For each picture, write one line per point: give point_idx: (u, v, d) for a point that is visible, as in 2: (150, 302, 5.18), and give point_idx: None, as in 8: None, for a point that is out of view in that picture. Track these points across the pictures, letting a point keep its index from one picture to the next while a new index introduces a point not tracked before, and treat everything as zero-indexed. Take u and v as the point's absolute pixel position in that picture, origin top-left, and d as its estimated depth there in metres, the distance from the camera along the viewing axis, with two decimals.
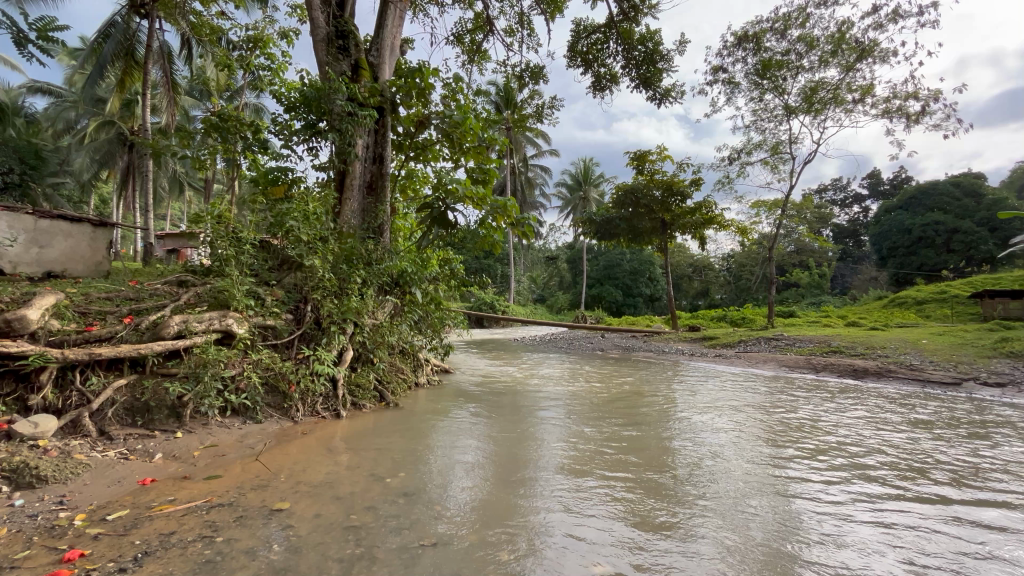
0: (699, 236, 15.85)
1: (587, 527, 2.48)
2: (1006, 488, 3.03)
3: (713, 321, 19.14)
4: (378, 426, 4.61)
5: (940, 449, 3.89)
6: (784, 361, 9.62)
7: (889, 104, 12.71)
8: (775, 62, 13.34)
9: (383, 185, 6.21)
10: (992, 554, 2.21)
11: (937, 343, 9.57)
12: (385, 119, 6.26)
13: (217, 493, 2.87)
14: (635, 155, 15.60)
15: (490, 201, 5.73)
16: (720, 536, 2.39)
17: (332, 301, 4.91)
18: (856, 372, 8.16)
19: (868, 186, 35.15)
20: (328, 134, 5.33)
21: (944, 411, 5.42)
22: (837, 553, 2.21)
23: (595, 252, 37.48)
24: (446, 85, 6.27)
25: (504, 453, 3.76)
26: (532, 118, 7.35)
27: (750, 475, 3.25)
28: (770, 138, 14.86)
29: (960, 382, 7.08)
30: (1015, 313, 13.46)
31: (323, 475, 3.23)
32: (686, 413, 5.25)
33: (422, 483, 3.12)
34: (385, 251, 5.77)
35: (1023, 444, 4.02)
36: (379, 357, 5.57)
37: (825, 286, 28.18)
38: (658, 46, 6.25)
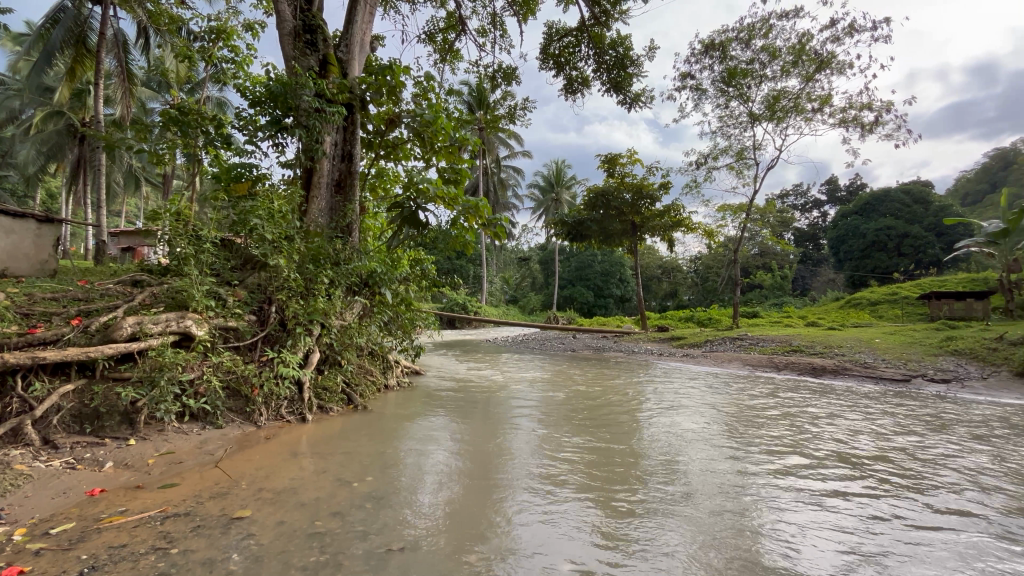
0: (668, 238, 16.22)
1: (555, 527, 2.51)
2: (951, 481, 3.20)
3: (681, 321, 19.62)
4: (345, 429, 4.51)
5: (890, 445, 4.08)
6: (748, 360, 9.94)
7: (846, 114, 13.32)
8: (740, 70, 13.79)
9: (353, 184, 6.09)
10: (940, 546, 2.33)
11: (888, 342, 10.07)
12: (354, 116, 6.13)
13: (172, 502, 2.75)
14: (606, 158, 15.83)
15: (462, 201, 5.69)
16: (684, 534, 2.44)
17: (297, 302, 4.77)
18: (815, 370, 8.50)
19: (827, 192, 36.70)
20: (295, 131, 5.17)
21: (895, 407, 5.69)
22: (798, 549, 2.29)
23: (567, 253, 37.87)
24: (418, 83, 6.21)
25: (475, 455, 3.75)
26: (504, 119, 7.34)
27: (714, 475, 3.32)
28: (735, 144, 15.34)
29: (909, 378, 7.48)
30: (959, 313, 14.30)
31: (287, 481, 3.14)
32: (654, 414, 5.34)
33: (390, 487, 3.07)
34: (354, 251, 5.66)
35: (962, 438, 4.29)
36: (347, 359, 5.46)
37: (786, 288, 29.30)
38: (628, 51, 6.35)
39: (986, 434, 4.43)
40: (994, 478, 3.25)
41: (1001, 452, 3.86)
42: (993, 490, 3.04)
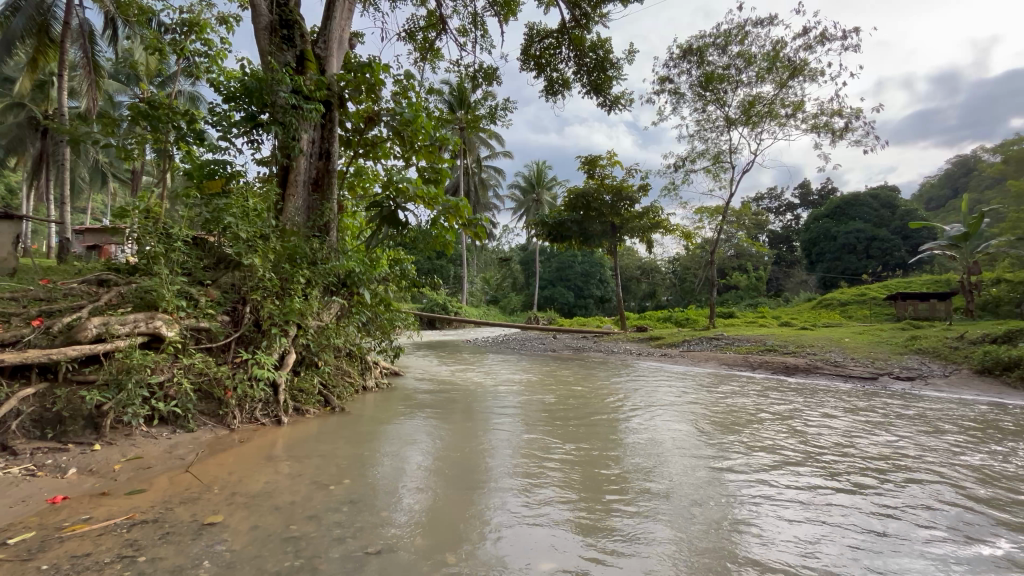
0: (646, 240, 16.44)
1: (534, 527, 2.53)
2: (914, 476, 3.33)
3: (659, 321, 19.91)
4: (321, 432, 4.44)
5: (858, 441, 4.22)
6: (723, 359, 10.15)
7: (817, 120, 13.72)
8: (717, 75, 14.06)
9: (330, 182, 5.99)
10: (906, 540, 2.41)
11: (857, 341, 10.42)
12: (332, 114, 6.03)
13: (140, 508, 2.66)
14: (586, 160, 15.96)
15: (442, 201, 5.65)
16: (660, 533, 2.48)
17: (273, 302, 4.68)
18: (788, 369, 8.73)
19: (799, 196, 37.72)
20: (271, 128, 5.06)
21: (862, 404, 5.88)
22: (772, 545, 2.34)
23: (547, 253, 38.04)
24: (398, 82, 6.16)
25: (454, 457, 3.73)
26: (485, 119, 7.33)
27: (691, 474, 3.37)
28: (712, 148, 15.64)
29: (876, 376, 7.74)
30: (923, 313, 14.88)
31: (261, 485, 3.07)
32: (631, 413, 5.42)
33: (368, 490, 3.03)
34: (333, 250, 5.58)
35: (925, 434, 4.46)
36: (324, 360, 5.37)
37: (761, 288, 30.01)
38: (608, 54, 6.43)
39: (947, 431, 4.62)
40: (954, 473, 3.40)
41: (961, 447, 4.03)
42: (952, 484, 3.17)
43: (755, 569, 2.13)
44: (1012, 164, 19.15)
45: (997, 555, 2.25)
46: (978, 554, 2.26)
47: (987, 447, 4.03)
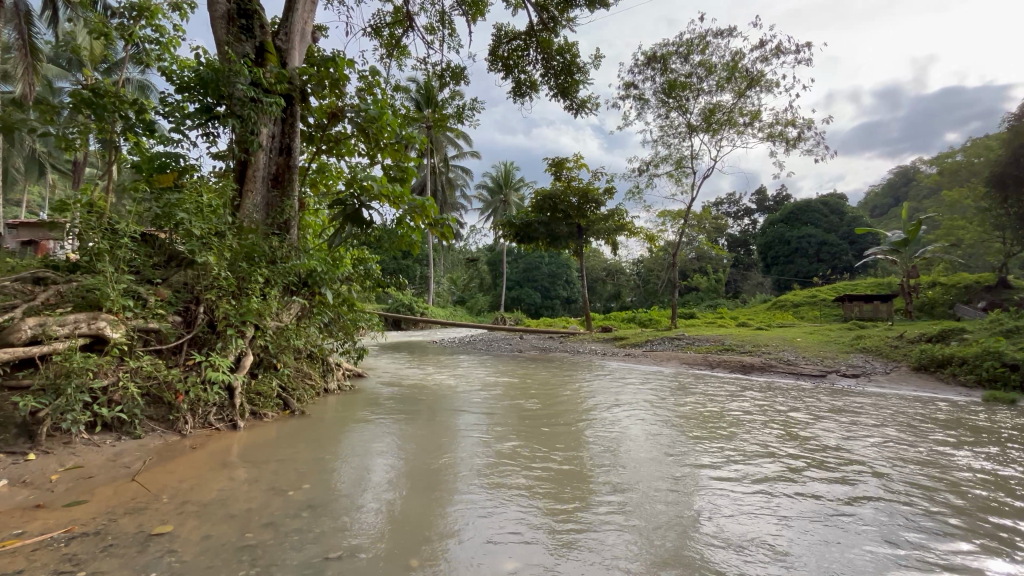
0: (612, 242, 16.74)
1: (498, 526, 2.54)
2: (860, 469, 3.51)
3: (623, 321, 20.33)
4: (280, 436, 4.31)
5: (807, 436, 4.43)
6: (684, 359, 10.46)
7: (773, 129, 14.35)
8: (679, 83, 14.48)
9: (291, 179, 5.81)
10: (852, 530, 2.54)
11: (808, 341, 10.95)
12: (294, 108, 5.86)
13: (80, 520, 2.50)
14: (553, 162, 16.13)
15: (408, 200, 5.57)
16: (623, 530, 2.51)
17: (229, 302, 4.48)
18: (745, 368, 9.08)
19: (756, 201, 39.30)
20: (227, 121, 4.84)
21: (812, 401, 6.18)
22: (730, 539, 2.43)
23: (514, 254, 38.16)
24: (363, 77, 6.04)
25: (418, 459, 3.69)
26: (452, 119, 7.29)
27: (652, 471, 3.45)
28: (674, 153, 16.09)
29: (825, 374, 8.14)
30: (867, 313, 15.80)
31: (215, 493, 2.95)
32: (595, 412, 5.51)
33: (328, 494, 2.96)
34: (293, 249, 5.41)
35: (866, 429, 4.74)
36: (283, 362, 5.21)
37: (720, 290, 31.08)
38: (575, 58, 6.52)
39: (887, 426, 4.91)
40: (896, 465, 3.60)
41: (900, 441, 4.30)
42: (891, 475, 3.38)
43: (715, 563, 2.19)
44: (946, 176, 20.58)
45: (934, 544, 2.39)
46: (918, 543, 2.40)
47: (923, 441, 4.31)
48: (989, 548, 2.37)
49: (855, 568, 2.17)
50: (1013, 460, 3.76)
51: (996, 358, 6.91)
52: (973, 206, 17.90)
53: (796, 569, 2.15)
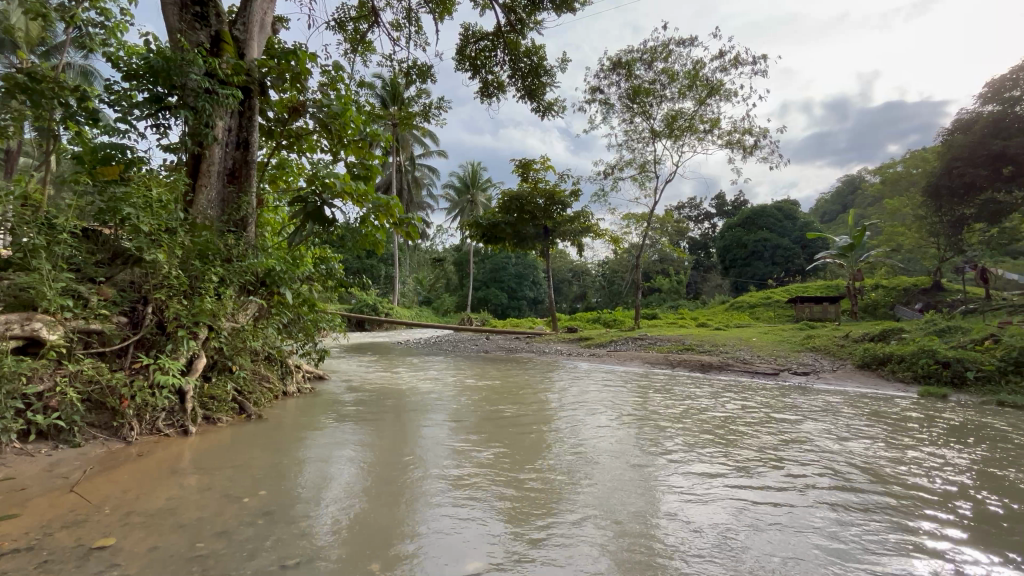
0: (578, 243, 16.94)
1: (462, 528, 2.54)
2: (810, 464, 3.67)
3: (589, 322, 20.64)
4: (235, 441, 4.15)
5: (759, 432, 4.64)
6: (646, 358, 10.73)
7: (731, 137, 14.91)
8: (644, 89, 14.83)
9: (249, 174, 5.61)
10: (804, 523, 2.65)
11: (763, 340, 11.43)
12: (252, 101, 5.66)
13: (11, 536, 2.34)
14: (520, 163, 16.21)
15: (372, 198, 5.45)
16: (586, 529, 2.56)
17: (179, 302, 4.27)
18: (703, 367, 9.40)
19: (715, 206, 40.71)
20: (180, 112, 4.60)
21: (765, 398, 6.45)
22: (687, 534, 2.50)
23: (481, 254, 38.06)
24: (326, 72, 5.89)
25: (381, 462, 3.63)
26: (418, 117, 7.21)
27: (613, 470, 3.52)
28: (638, 157, 16.48)
29: (778, 372, 8.53)
30: (817, 314, 16.64)
31: (163, 501, 2.81)
32: (557, 412, 5.59)
33: (286, 500, 2.87)
34: (250, 248, 5.20)
35: (814, 424, 5.00)
36: (239, 364, 5.03)
37: (681, 292, 32.01)
38: (542, 60, 6.57)
39: (833, 422, 5.18)
40: (842, 459, 3.79)
41: (843, 435, 4.56)
42: (834, 467, 3.59)
43: (675, 559, 2.24)
44: (888, 185, 21.94)
45: (878, 533, 2.52)
46: (864, 533, 2.52)
47: (867, 435, 4.56)
48: (927, 533, 2.52)
49: (808, 559, 2.26)
50: (947, 452, 4.02)
51: (932, 356, 7.41)
52: (911, 214, 19.16)
53: (752, 563, 2.22)
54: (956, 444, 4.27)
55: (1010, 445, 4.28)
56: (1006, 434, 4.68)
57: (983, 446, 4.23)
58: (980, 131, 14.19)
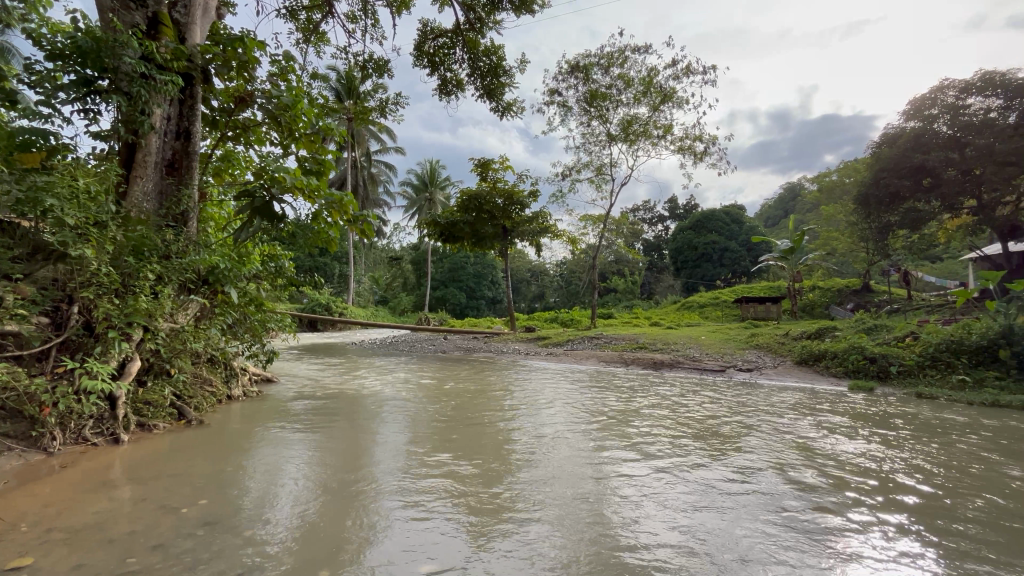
0: (536, 244, 17.05)
1: (416, 530, 2.52)
2: (750, 456, 3.88)
3: (547, 322, 20.86)
4: (172, 448, 3.92)
5: (704, 428, 4.85)
6: (602, 357, 10.97)
7: (683, 143, 15.49)
8: (600, 94, 15.16)
9: (191, 166, 5.31)
10: (749, 514, 2.77)
11: (711, 339, 11.94)
12: (194, 89, 5.37)
13: None
14: (479, 163, 16.15)
15: (325, 194, 5.26)
16: (539, 526, 2.59)
17: (110, 301, 3.97)
18: (655, 364, 9.72)
19: (668, 209, 42.15)
20: (111, 97, 4.28)
21: (713, 394, 6.76)
22: (636, 528, 2.59)
23: (440, 254, 37.69)
24: (275, 62, 5.64)
25: (333, 467, 3.54)
26: (374, 112, 7.05)
27: (566, 468, 3.57)
28: (595, 160, 16.81)
29: (724, 369, 8.93)
30: (760, 314, 17.53)
31: (91, 515, 2.62)
32: (514, 412, 5.64)
33: (229, 508, 2.74)
34: (191, 244, 4.90)
35: (756, 418, 5.28)
36: (179, 367, 4.76)
37: (636, 292, 32.93)
38: (501, 60, 6.58)
39: (773, 415, 5.49)
40: (781, 451, 4.02)
41: (781, 429, 4.84)
42: (772, 459, 3.81)
43: (628, 556, 2.28)
44: (825, 193, 23.46)
45: (817, 522, 2.66)
46: (800, 521, 2.68)
47: (803, 428, 4.86)
48: (861, 521, 2.69)
49: (754, 549, 2.36)
50: (874, 442, 4.35)
51: (860, 352, 8.00)
52: (845, 220, 20.60)
53: (701, 557, 2.29)
54: (882, 434, 4.63)
55: (926, 434, 4.69)
56: (924, 423, 5.13)
57: (902, 436, 4.61)
58: (904, 145, 15.42)
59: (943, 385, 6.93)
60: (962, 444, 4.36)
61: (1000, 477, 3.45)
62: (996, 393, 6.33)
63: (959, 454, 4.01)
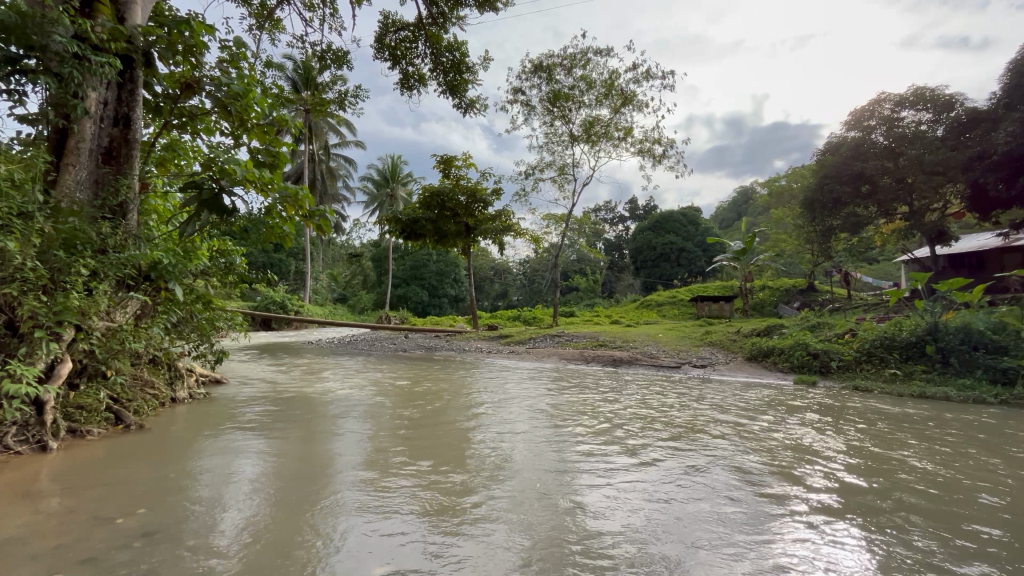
0: (499, 242, 17.02)
1: (374, 532, 2.48)
2: (702, 450, 4.05)
3: (509, 320, 20.89)
4: (110, 454, 3.69)
5: (660, 423, 5.01)
6: (563, 354, 11.12)
7: (642, 145, 15.88)
8: (563, 94, 15.32)
9: (130, 155, 4.99)
10: (700, 506, 2.88)
11: (668, 336, 12.32)
12: (135, 73, 5.04)
13: None
14: (441, 159, 15.98)
15: (279, 188, 5.04)
16: (499, 524, 2.61)
17: (38, 298, 3.68)
18: (614, 361, 9.95)
19: (629, 210, 43.14)
20: (39, 79, 3.95)
21: (669, 390, 6.98)
22: (592, 522, 2.65)
23: (402, 251, 37.08)
24: (225, 48, 5.37)
25: (289, 470, 3.43)
26: (333, 104, 6.84)
27: (527, 466, 3.61)
28: (558, 160, 16.98)
29: (680, 365, 9.24)
30: (714, 312, 18.23)
31: (14, 528, 2.43)
32: (476, 410, 5.65)
33: (173, 516, 2.61)
34: (130, 237, 4.61)
35: (708, 413, 5.50)
36: (117, 368, 4.47)
37: (597, 291, 33.54)
38: (464, 57, 6.52)
39: (725, 409, 5.73)
40: (731, 445, 4.21)
41: (732, 422, 5.07)
42: (722, 452, 3.98)
43: (589, 554, 2.31)
44: (774, 198, 24.67)
45: (766, 514, 2.78)
46: (746, 510, 2.82)
47: (752, 421, 5.11)
48: (807, 513, 2.81)
49: (709, 543, 2.42)
50: (816, 434, 4.63)
51: (805, 348, 8.46)
52: (792, 223, 21.71)
53: (659, 552, 2.33)
54: (823, 426, 4.93)
55: (862, 425, 5.03)
56: (861, 415, 5.49)
57: (841, 427, 4.92)
58: (846, 154, 16.40)
59: (877, 379, 7.44)
60: (893, 434, 4.70)
61: (927, 465, 3.74)
62: (923, 386, 6.86)
63: (891, 443, 4.32)
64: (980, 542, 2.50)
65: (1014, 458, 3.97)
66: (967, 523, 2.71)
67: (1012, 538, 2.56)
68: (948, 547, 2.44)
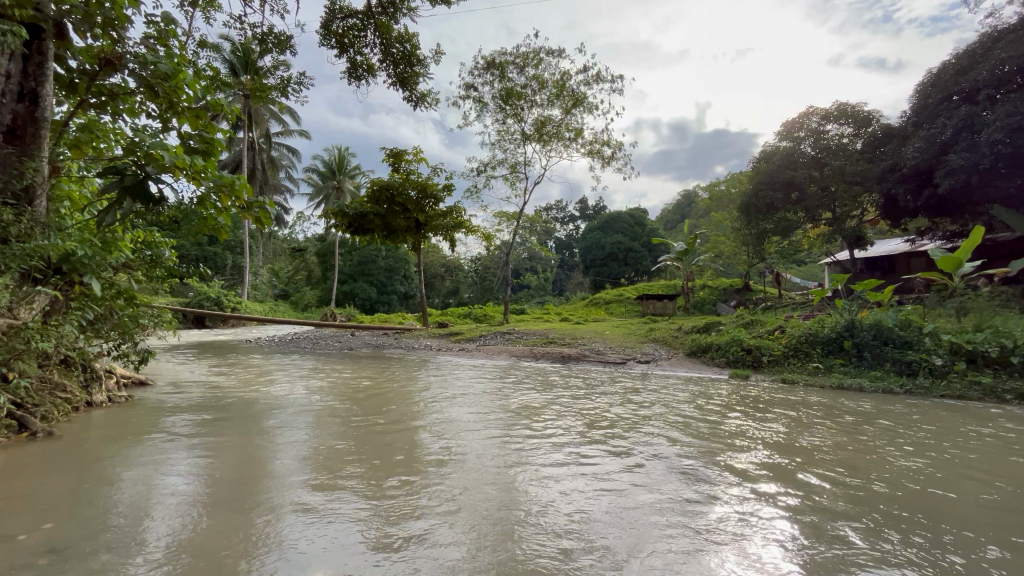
0: (450, 238, 16.86)
1: (316, 538, 2.39)
2: (647, 445, 4.20)
3: (459, 318, 20.79)
4: (10, 465, 3.33)
5: (606, 418, 5.16)
6: (513, 351, 11.19)
7: (591, 147, 16.24)
8: (516, 93, 15.38)
9: (38, 135, 4.51)
10: (644, 500, 2.99)
11: (615, 333, 12.72)
12: (44, 44, 4.55)
13: None
14: (391, 152, 15.61)
15: (212, 176, 4.68)
16: (447, 525, 2.59)
17: None
18: (563, 358, 10.14)
19: (579, 209, 44.00)
20: None
21: (615, 386, 7.19)
22: (540, 519, 2.68)
23: (349, 246, 35.91)
24: (152, 23, 4.96)
25: (223, 478, 3.23)
26: (275, 91, 6.50)
27: (478, 465, 3.59)
28: (510, 158, 17.04)
29: (625, 361, 9.55)
30: (658, 310, 18.96)
31: None
32: (426, 409, 5.56)
33: (86, 531, 2.40)
34: (37, 225, 4.17)
35: (651, 407, 5.71)
36: (21, 371, 4.04)
37: (547, 289, 33.96)
38: (415, 49, 6.40)
39: (666, 403, 5.98)
40: (673, 438, 4.40)
41: (673, 416, 5.30)
42: (665, 446, 4.15)
43: (539, 557, 2.30)
44: (713, 201, 26.01)
45: (711, 511, 2.86)
46: (687, 503, 2.96)
47: (691, 415, 5.37)
48: (748, 507, 2.95)
49: (656, 541, 2.48)
50: (749, 426, 4.92)
51: (739, 343, 8.98)
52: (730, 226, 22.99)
53: (608, 549, 2.38)
54: (755, 419, 5.24)
55: (789, 417, 5.40)
56: (788, 407, 5.89)
57: (771, 419, 5.27)
58: (778, 162, 17.51)
59: (803, 372, 8.03)
60: (815, 424, 5.09)
61: (846, 454, 4.07)
62: (842, 378, 7.47)
63: (813, 434, 4.68)
64: (896, 528, 2.72)
65: (916, 444, 4.42)
66: (883, 511, 2.95)
67: (936, 526, 2.78)
68: (873, 535, 2.61)
